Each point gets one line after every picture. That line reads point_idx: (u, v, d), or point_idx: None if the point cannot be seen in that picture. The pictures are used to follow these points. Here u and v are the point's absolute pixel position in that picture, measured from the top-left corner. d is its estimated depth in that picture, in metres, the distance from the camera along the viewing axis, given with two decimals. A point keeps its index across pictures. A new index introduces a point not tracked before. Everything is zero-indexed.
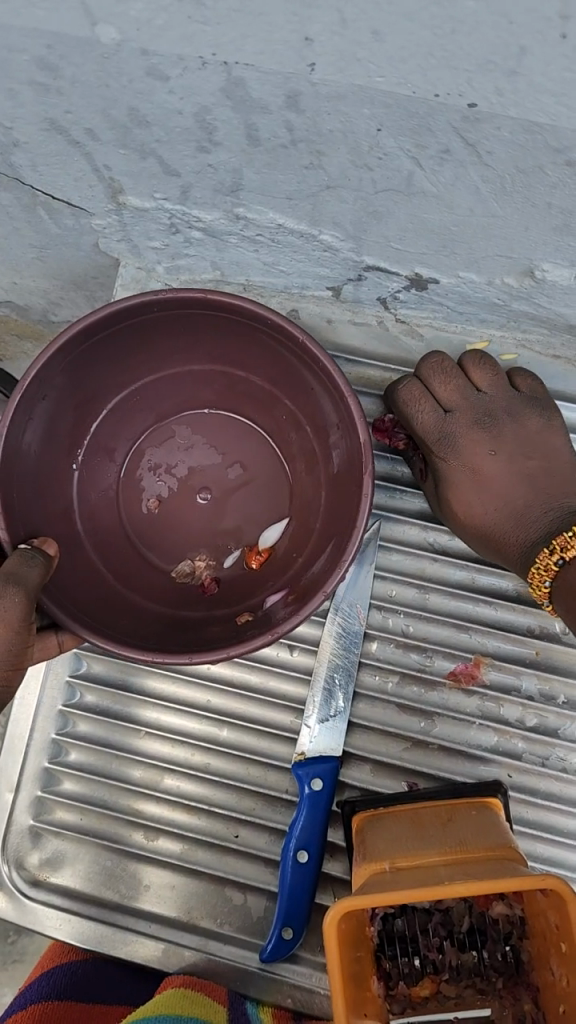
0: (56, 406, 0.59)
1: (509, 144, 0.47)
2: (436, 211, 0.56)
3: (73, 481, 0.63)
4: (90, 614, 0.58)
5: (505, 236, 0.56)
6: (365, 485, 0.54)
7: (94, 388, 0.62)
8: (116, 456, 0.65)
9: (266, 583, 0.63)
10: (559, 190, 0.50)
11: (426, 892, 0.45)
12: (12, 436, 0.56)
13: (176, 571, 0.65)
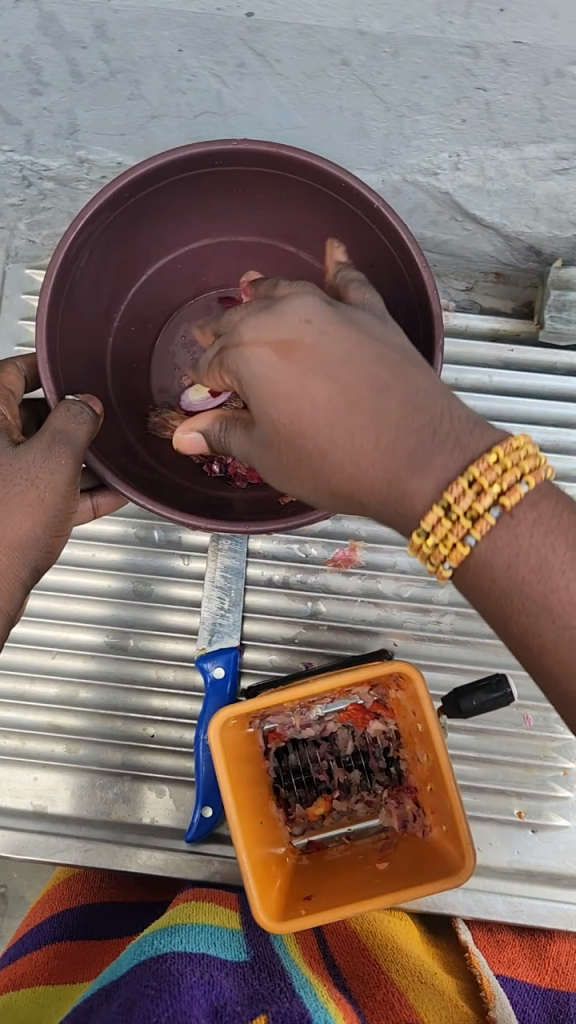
0: (106, 261, 0.58)
1: (291, 50, 0.54)
2: (251, 130, 0.63)
3: (112, 344, 0.62)
4: (141, 478, 0.58)
5: (316, 147, 0.64)
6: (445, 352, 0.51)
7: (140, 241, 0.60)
8: (153, 324, 0.66)
9: None
10: (345, 91, 0.57)
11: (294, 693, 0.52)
12: (71, 280, 0.55)
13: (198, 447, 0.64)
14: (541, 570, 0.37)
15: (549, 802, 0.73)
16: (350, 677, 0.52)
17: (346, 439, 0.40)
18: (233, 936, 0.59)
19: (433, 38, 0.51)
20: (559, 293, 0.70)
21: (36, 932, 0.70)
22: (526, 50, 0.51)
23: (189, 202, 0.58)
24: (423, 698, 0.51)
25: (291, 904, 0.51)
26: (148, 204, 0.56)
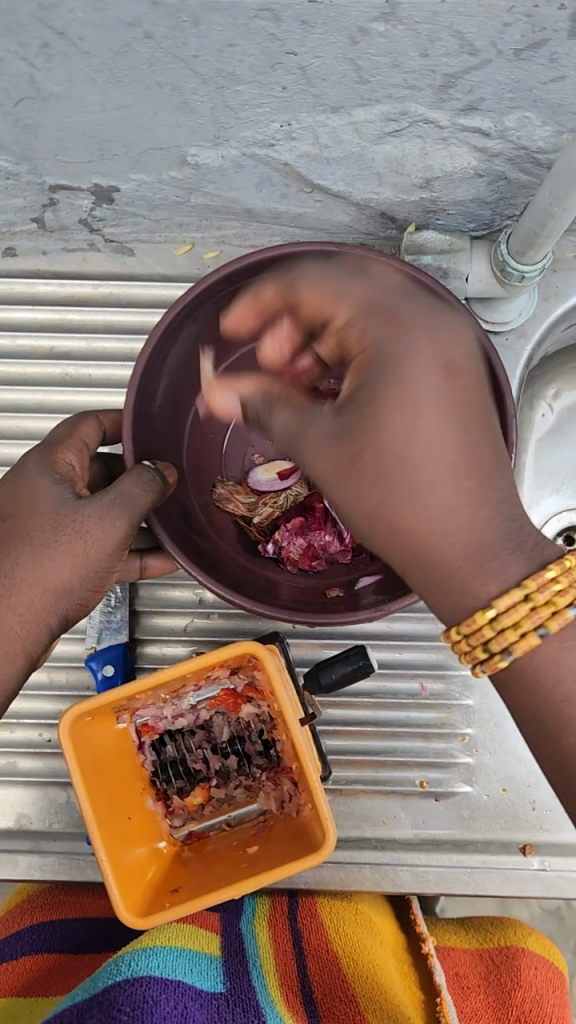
0: (178, 374, 0.63)
1: (91, 26, 0.53)
2: (76, 113, 0.62)
3: (187, 429, 0.66)
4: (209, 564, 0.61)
5: (145, 126, 0.63)
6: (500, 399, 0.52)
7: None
8: None
9: (355, 565, 0.65)
10: (157, 65, 0.56)
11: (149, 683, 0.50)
12: (147, 379, 0.60)
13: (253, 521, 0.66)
14: (557, 674, 0.41)
15: (451, 769, 0.73)
16: (203, 662, 0.50)
17: (430, 501, 0.42)
18: (211, 965, 0.59)
19: (228, 3, 0.50)
20: (413, 259, 0.70)
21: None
22: (325, 9, 0.50)
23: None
24: (276, 676, 0.50)
25: (154, 902, 0.50)
26: (273, 283, 0.61)
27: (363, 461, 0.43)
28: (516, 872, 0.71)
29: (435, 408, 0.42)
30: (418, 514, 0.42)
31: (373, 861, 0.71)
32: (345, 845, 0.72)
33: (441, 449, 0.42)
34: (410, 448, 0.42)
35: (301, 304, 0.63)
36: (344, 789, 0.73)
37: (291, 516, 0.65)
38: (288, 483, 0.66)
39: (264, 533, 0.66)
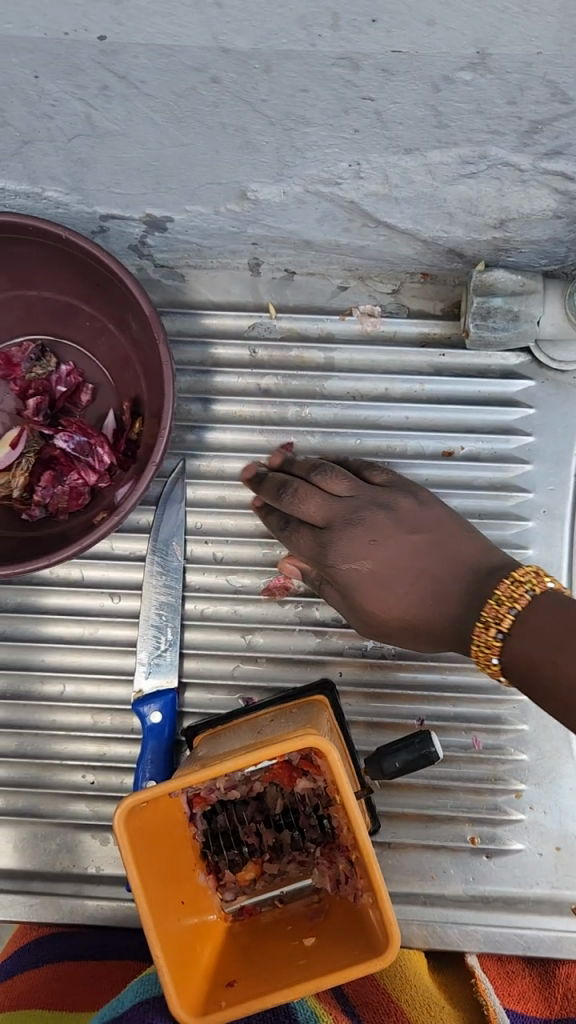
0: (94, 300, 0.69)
1: (155, 71, 0.49)
2: (133, 149, 0.58)
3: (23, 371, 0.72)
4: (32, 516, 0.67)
5: (205, 161, 0.59)
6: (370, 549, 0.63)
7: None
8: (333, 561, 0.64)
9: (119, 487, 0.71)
10: (222, 107, 0.52)
11: (205, 772, 0.48)
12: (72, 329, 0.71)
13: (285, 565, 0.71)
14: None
15: (505, 827, 0.71)
16: (264, 751, 0.49)
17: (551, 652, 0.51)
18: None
19: (304, 51, 0.46)
20: (482, 300, 0.66)
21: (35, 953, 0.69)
22: (407, 58, 0.46)
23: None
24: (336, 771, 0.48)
25: (213, 990, 0.49)
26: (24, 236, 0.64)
27: (375, 566, 0.62)
28: (567, 936, 0.69)
29: (407, 558, 0.62)
30: (436, 623, 0.60)
31: (422, 918, 0.70)
32: (394, 900, 0.71)
33: (411, 558, 0.62)
34: (374, 554, 0.62)
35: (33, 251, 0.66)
36: (392, 843, 0.71)
37: (40, 472, 0.70)
38: (22, 448, 0.69)
39: (26, 497, 0.69)
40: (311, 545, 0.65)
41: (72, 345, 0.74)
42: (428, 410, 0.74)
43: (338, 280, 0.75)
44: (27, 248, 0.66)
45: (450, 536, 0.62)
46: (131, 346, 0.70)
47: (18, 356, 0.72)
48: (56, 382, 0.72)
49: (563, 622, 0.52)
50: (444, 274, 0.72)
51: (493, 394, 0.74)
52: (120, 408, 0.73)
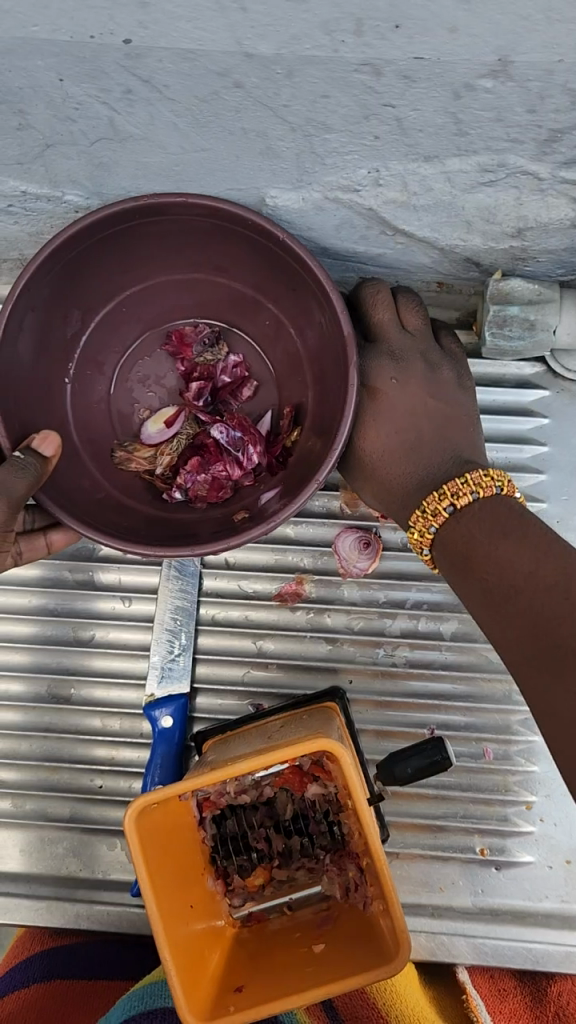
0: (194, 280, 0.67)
1: (177, 74, 0.49)
2: (154, 153, 0.58)
3: (67, 392, 0.67)
4: (88, 515, 0.62)
5: (225, 167, 0.59)
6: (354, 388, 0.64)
7: (94, 288, 0.65)
8: (105, 367, 0.70)
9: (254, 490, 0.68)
10: (244, 113, 0.53)
11: (218, 775, 0.48)
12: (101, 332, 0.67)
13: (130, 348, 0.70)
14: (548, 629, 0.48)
15: (514, 839, 0.71)
16: (276, 754, 0.48)
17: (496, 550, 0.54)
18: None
19: (327, 57, 0.47)
20: (499, 308, 0.65)
21: (28, 969, 0.70)
22: (429, 64, 0.47)
23: (133, 260, 0.64)
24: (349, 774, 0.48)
25: (221, 997, 0.49)
26: (171, 220, 0.61)
27: (388, 408, 0.63)
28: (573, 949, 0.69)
29: (418, 408, 0.63)
30: (398, 486, 0.63)
31: (428, 929, 0.70)
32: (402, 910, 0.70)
33: (426, 419, 0.63)
34: (387, 393, 0.63)
35: (168, 239, 0.63)
36: (401, 853, 0.71)
37: (190, 458, 0.68)
38: (177, 430, 0.69)
39: (169, 480, 0.69)
40: (345, 350, 0.65)
41: (245, 335, 0.71)
42: None
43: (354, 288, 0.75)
44: (166, 236, 0.63)
45: (458, 405, 0.64)
46: (303, 344, 0.67)
47: (190, 338, 0.71)
48: (220, 370, 0.71)
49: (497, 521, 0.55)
50: (460, 283, 0.73)
51: (508, 404, 0.74)
52: (280, 410, 0.71)
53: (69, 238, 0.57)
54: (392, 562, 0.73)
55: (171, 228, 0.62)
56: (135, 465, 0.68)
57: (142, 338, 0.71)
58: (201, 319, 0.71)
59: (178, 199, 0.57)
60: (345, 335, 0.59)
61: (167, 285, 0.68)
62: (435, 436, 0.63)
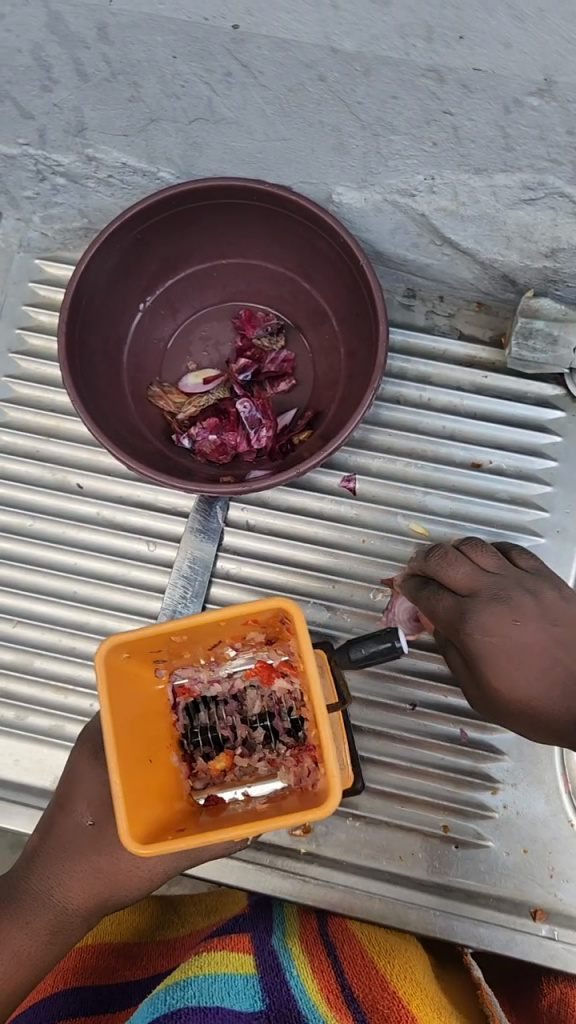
0: (272, 273, 0.80)
1: (272, 62, 0.58)
2: (242, 138, 0.67)
3: (134, 317, 0.80)
4: (109, 426, 0.74)
5: (301, 160, 0.68)
6: (350, 390, 0.75)
7: (188, 245, 0.77)
8: (178, 314, 0.82)
9: (246, 464, 0.78)
10: (323, 106, 0.61)
11: (187, 622, 0.55)
12: (181, 283, 0.80)
13: (177, 329, 0.82)
14: None
15: (478, 821, 0.74)
16: (244, 610, 0.55)
17: (538, 662, 0.57)
18: (246, 984, 0.58)
19: (399, 59, 0.55)
20: (526, 322, 0.73)
21: (51, 1005, 0.69)
22: (485, 76, 0.55)
23: (231, 229, 0.76)
24: (302, 631, 0.54)
25: (161, 832, 0.53)
26: (271, 208, 0.72)
27: (504, 644, 0.57)
28: (521, 935, 0.70)
29: (544, 644, 0.57)
30: (556, 717, 0.57)
31: (384, 894, 0.72)
32: (360, 873, 0.73)
33: (548, 640, 0.58)
34: (508, 637, 0.58)
35: (256, 223, 0.75)
36: (367, 818, 0.74)
37: (208, 414, 0.79)
38: (211, 387, 0.80)
39: (184, 426, 0.79)
40: (449, 616, 0.60)
41: (304, 340, 0.82)
42: (463, 422, 0.81)
43: (401, 297, 0.83)
44: (266, 221, 0.74)
45: (568, 613, 0.59)
46: (342, 361, 0.78)
47: (258, 321, 0.81)
48: (270, 358, 0.80)
49: (507, 593, 0.59)
50: (497, 304, 0.80)
51: (526, 418, 0.80)
52: (303, 411, 0.81)
53: (165, 197, 0.70)
54: (388, 542, 0.80)
55: (273, 219, 0.74)
56: (165, 406, 0.79)
57: (217, 306, 0.82)
58: (273, 310, 0.82)
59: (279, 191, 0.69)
60: (377, 358, 0.70)
61: (259, 269, 0.80)
62: (525, 625, 0.58)
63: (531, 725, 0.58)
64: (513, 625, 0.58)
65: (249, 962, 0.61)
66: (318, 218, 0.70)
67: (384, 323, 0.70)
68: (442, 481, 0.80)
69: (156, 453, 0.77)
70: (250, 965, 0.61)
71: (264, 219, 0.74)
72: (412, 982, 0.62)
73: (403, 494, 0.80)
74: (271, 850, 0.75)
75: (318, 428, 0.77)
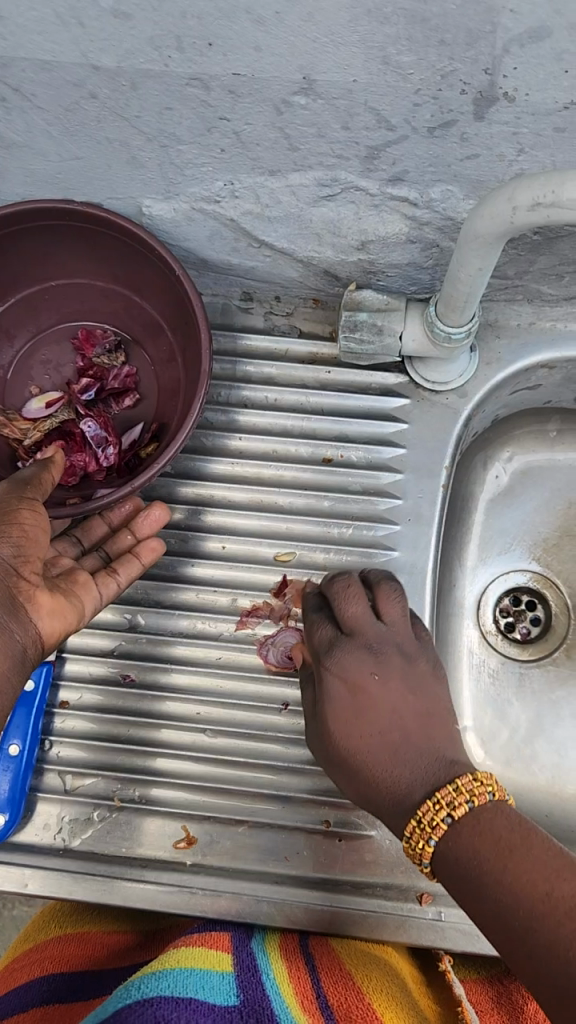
0: (103, 290, 0.80)
1: (42, 85, 0.58)
2: (38, 160, 0.67)
3: None
4: None
5: (102, 177, 0.68)
6: (186, 396, 0.76)
7: (14, 270, 0.76)
8: (15, 341, 0.81)
9: (97, 483, 0.78)
10: (105, 123, 0.61)
11: None
12: (16, 310, 0.79)
13: (16, 355, 0.82)
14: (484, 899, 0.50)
15: (357, 816, 0.75)
16: None
17: (379, 749, 0.61)
18: (225, 980, 0.59)
19: (160, 71, 0.55)
20: (350, 315, 0.73)
21: (26, 991, 0.70)
22: (248, 80, 0.55)
23: (56, 252, 0.76)
24: None
25: None
26: (83, 228, 0.72)
27: (350, 710, 0.63)
28: (410, 919, 0.71)
29: (396, 715, 0.62)
30: (396, 793, 0.58)
31: (272, 897, 0.72)
32: (247, 876, 0.74)
33: (401, 719, 0.62)
34: (366, 687, 0.63)
35: (77, 243, 0.75)
36: (251, 821, 0.75)
37: (54, 438, 0.78)
38: (54, 411, 0.79)
39: (31, 451, 0.77)
40: (322, 644, 0.67)
41: (144, 355, 0.82)
42: (310, 419, 0.81)
43: (237, 300, 0.83)
44: (85, 241, 0.74)
45: (435, 695, 0.65)
46: (181, 368, 0.78)
47: (96, 341, 0.82)
48: (111, 374, 0.81)
49: (364, 706, 0.63)
50: (332, 299, 0.81)
51: (370, 408, 0.81)
52: (149, 424, 0.81)
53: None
54: (248, 545, 0.80)
55: (90, 237, 0.73)
56: (10, 432, 0.77)
57: (53, 329, 0.82)
58: (110, 329, 0.82)
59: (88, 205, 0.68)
60: (203, 366, 0.70)
61: (89, 288, 0.80)
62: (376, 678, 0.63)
63: (373, 793, 0.60)
64: (372, 724, 0.62)
65: (227, 961, 0.63)
66: (131, 231, 0.70)
67: (206, 330, 0.70)
68: (295, 479, 0.80)
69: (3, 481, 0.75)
70: (228, 967, 0.62)
71: (82, 238, 0.74)
72: (385, 986, 0.64)
73: (259, 496, 0.80)
74: (157, 866, 0.74)
75: (163, 437, 0.77)
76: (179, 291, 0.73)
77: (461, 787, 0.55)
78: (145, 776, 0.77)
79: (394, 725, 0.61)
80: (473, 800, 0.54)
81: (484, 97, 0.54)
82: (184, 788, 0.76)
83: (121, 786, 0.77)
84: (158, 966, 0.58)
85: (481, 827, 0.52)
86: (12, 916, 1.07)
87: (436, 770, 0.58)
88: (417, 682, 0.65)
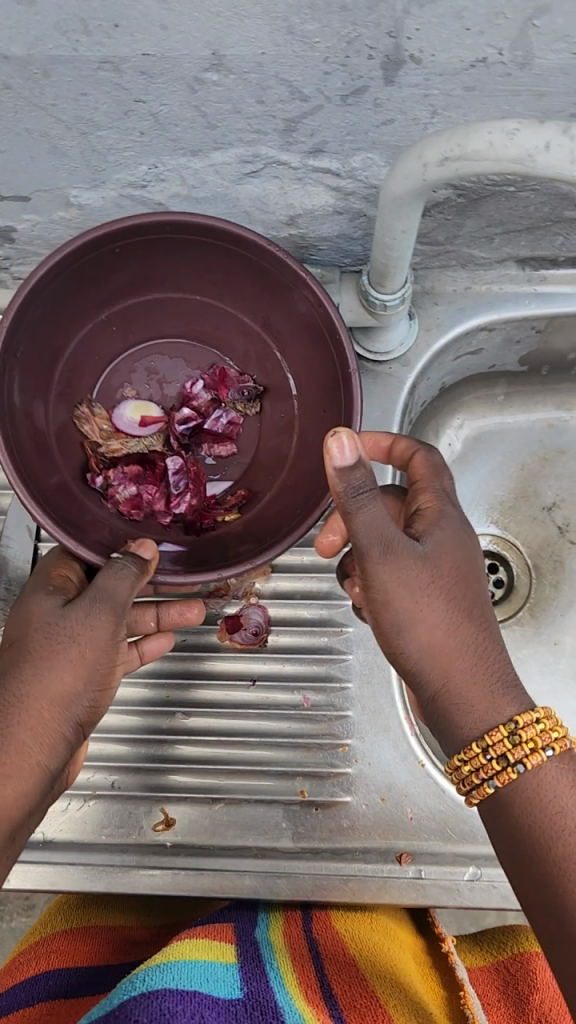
0: (241, 323, 0.74)
1: None
2: None
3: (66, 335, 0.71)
4: (25, 463, 0.64)
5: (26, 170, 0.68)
6: (301, 488, 0.71)
7: (134, 279, 0.70)
8: (130, 339, 0.75)
9: (180, 533, 0.73)
10: (23, 115, 0.61)
11: None
12: (98, 323, 0.72)
13: (110, 369, 0.76)
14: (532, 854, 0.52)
15: (333, 781, 0.75)
16: None
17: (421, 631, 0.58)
18: (229, 972, 0.61)
19: (70, 56, 0.55)
20: None
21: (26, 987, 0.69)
22: (159, 60, 0.55)
23: (215, 274, 0.70)
24: None
25: None
26: (226, 253, 0.67)
27: (412, 604, 0.57)
28: (392, 880, 0.72)
29: (441, 618, 0.58)
30: (461, 713, 0.57)
31: (254, 869, 0.73)
32: (227, 851, 0.74)
33: (449, 621, 0.58)
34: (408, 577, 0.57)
35: (174, 267, 0.70)
36: (225, 797, 0.76)
37: (131, 465, 0.73)
38: (152, 430, 0.75)
39: (102, 467, 0.72)
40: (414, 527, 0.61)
41: (265, 413, 0.76)
42: None
43: None
44: (228, 276, 0.69)
45: (475, 560, 0.61)
46: (302, 437, 0.73)
47: (231, 381, 0.75)
48: (219, 418, 0.75)
49: (435, 598, 0.58)
50: None
51: None
52: (236, 489, 0.76)
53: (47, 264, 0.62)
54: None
55: (229, 272, 0.69)
56: (88, 432, 0.73)
57: (175, 337, 0.76)
58: (242, 369, 0.76)
59: (218, 225, 0.63)
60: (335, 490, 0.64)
61: (195, 302, 0.73)
62: (422, 579, 0.57)
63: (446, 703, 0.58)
64: (454, 619, 0.58)
65: (231, 950, 0.65)
66: (240, 240, 0.64)
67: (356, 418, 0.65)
68: None
69: (61, 495, 0.68)
70: (232, 956, 0.64)
71: (230, 269, 0.68)
72: (391, 983, 0.65)
73: None
74: (137, 850, 0.75)
75: (249, 508, 0.74)
76: (335, 373, 0.68)
77: (538, 739, 0.54)
78: (120, 762, 0.77)
79: (444, 631, 0.58)
80: (545, 750, 0.54)
81: (391, 61, 0.54)
82: (158, 770, 0.77)
83: (96, 775, 0.77)
84: (163, 958, 0.59)
85: (540, 789, 0.54)
86: (11, 924, 1.08)
87: (492, 662, 0.58)
88: (484, 601, 0.60)
